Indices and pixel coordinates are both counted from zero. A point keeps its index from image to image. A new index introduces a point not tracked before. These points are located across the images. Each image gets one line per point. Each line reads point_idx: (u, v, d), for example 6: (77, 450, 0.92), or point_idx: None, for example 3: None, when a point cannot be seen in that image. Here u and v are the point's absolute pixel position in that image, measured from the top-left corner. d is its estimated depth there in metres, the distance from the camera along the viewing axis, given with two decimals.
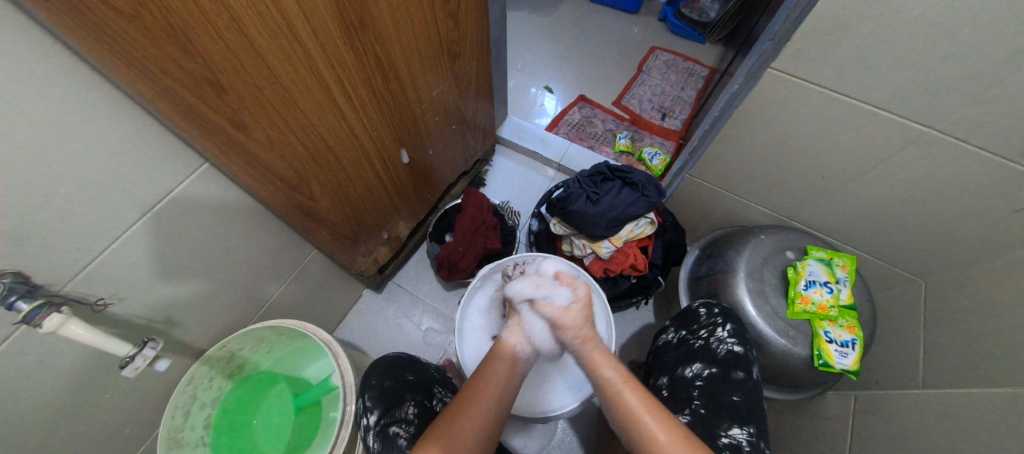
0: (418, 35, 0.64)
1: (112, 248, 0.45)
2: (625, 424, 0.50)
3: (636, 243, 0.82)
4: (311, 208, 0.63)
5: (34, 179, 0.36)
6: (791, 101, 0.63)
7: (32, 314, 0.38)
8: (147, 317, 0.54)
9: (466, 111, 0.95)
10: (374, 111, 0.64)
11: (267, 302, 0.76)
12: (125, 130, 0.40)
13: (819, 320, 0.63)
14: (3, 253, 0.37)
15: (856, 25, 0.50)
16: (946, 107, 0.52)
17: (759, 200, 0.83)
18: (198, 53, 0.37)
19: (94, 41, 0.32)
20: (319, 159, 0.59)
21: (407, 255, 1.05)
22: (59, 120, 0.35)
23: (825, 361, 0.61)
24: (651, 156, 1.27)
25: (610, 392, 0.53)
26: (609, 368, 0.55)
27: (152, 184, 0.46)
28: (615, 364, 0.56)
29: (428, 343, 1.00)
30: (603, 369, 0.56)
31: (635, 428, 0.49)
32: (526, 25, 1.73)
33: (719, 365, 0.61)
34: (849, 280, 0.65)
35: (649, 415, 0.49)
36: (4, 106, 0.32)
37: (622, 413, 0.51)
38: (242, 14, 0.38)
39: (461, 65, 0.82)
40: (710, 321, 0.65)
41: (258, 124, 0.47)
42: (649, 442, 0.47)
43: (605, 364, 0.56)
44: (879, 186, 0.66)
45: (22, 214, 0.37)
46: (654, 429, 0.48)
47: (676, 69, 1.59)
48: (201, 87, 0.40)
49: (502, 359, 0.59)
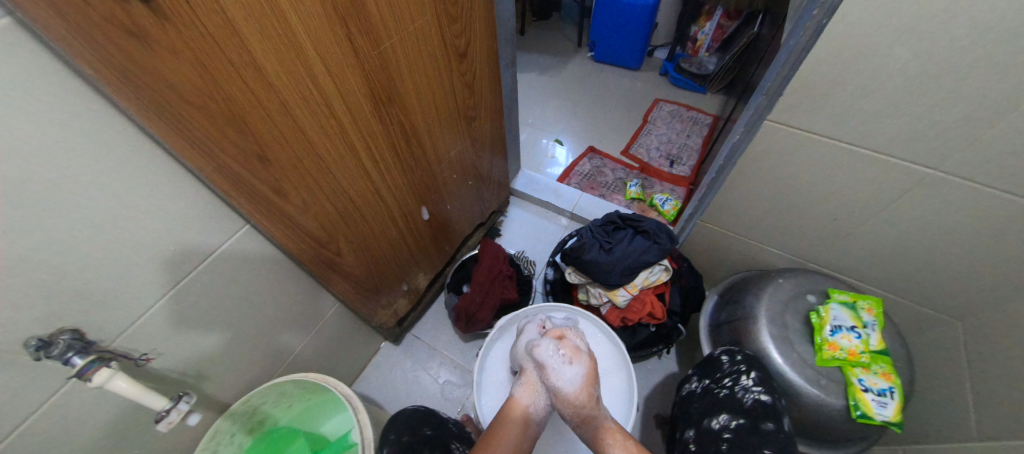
0: (438, 103, 0.71)
1: (159, 305, 0.49)
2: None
3: (652, 290, 0.83)
4: (337, 263, 0.67)
5: (102, 243, 0.41)
6: (791, 149, 0.66)
7: (84, 368, 0.41)
8: (180, 371, 0.57)
9: (481, 167, 1.02)
10: (398, 171, 0.69)
11: (291, 354, 0.78)
12: (182, 198, 0.46)
13: (851, 367, 0.61)
14: (67, 312, 0.41)
15: (841, 79, 0.54)
16: (946, 150, 0.54)
17: (775, 243, 0.83)
18: (250, 132, 0.43)
19: (169, 131, 0.38)
20: (347, 217, 0.63)
21: (424, 307, 1.06)
22: (130, 192, 0.41)
23: (865, 413, 0.58)
24: (663, 202, 1.30)
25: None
26: (617, 447, 0.58)
27: (199, 245, 0.50)
28: (621, 442, 0.58)
29: (445, 397, 0.98)
30: (610, 450, 0.58)
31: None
32: (536, 86, 1.86)
33: (747, 416, 0.58)
34: (877, 324, 0.63)
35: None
36: (88, 183, 0.38)
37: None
38: (289, 97, 0.45)
39: (477, 127, 0.90)
40: (733, 369, 0.64)
41: (295, 190, 0.53)
42: None
43: (613, 442, 0.59)
44: (895, 226, 0.66)
45: (88, 276, 0.41)
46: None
47: (680, 119, 1.67)
48: (249, 160, 0.45)
49: (514, 422, 0.62)
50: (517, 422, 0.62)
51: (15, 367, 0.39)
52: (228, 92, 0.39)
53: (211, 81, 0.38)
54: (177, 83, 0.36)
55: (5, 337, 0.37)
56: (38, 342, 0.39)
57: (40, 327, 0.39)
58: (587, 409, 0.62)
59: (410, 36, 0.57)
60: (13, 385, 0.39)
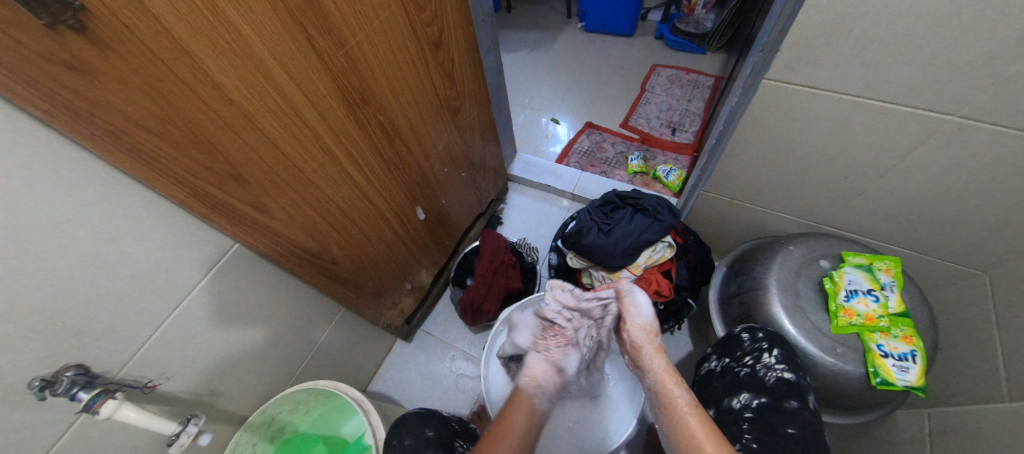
0: (417, 98, 0.69)
1: (158, 333, 0.50)
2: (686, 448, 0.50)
3: (657, 268, 0.80)
4: (334, 271, 0.67)
5: (90, 281, 0.41)
6: (793, 109, 0.62)
7: (91, 402, 0.42)
8: (192, 391, 0.58)
9: (473, 156, 0.99)
10: (384, 173, 0.68)
11: (317, 344, 0.80)
12: (166, 226, 0.46)
13: (869, 332, 0.58)
14: (68, 350, 0.42)
15: (844, 27, 0.49)
16: (964, 94, 0.49)
17: (783, 208, 0.79)
18: (220, 153, 0.43)
19: (133, 162, 0.37)
20: (337, 226, 0.63)
21: (432, 303, 1.07)
22: (109, 228, 0.41)
23: (885, 379, 0.55)
24: (666, 173, 1.27)
25: (671, 411, 0.54)
26: (680, 387, 0.57)
27: (189, 270, 0.50)
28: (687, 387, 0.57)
29: (461, 389, 1.00)
30: (675, 388, 0.57)
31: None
32: (527, 64, 1.80)
33: (769, 394, 0.56)
34: (895, 285, 0.60)
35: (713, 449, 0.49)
36: (65, 223, 0.38)
37: (683, 437, 0.51)
38: (255, 112, 0.44)
39: (463, 116, 0.87)
40: (754, 347, 0.61)
41: (277, 204, 0.52)
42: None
43: (675, 383, 0.57)
44: (912, 179, 0.62)
45: (80, 314, 0.42)
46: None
47: (680, 83, 1.59)
48: (225, 182, 0.45)
49: (524, 408, 0.57)
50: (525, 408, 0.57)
51: (22, 406, 0.40)
52: (188, 114, 0.38)
53: (167, 104, 0.36)
54: (132, 112, 0.35)
55: (8, 380, 0.38)
56: (42, 381, 0.40)
57: (42, 367, 0.40)
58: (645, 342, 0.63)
59: (376, 32, 0.55)
60: (25, 422, 0.41)
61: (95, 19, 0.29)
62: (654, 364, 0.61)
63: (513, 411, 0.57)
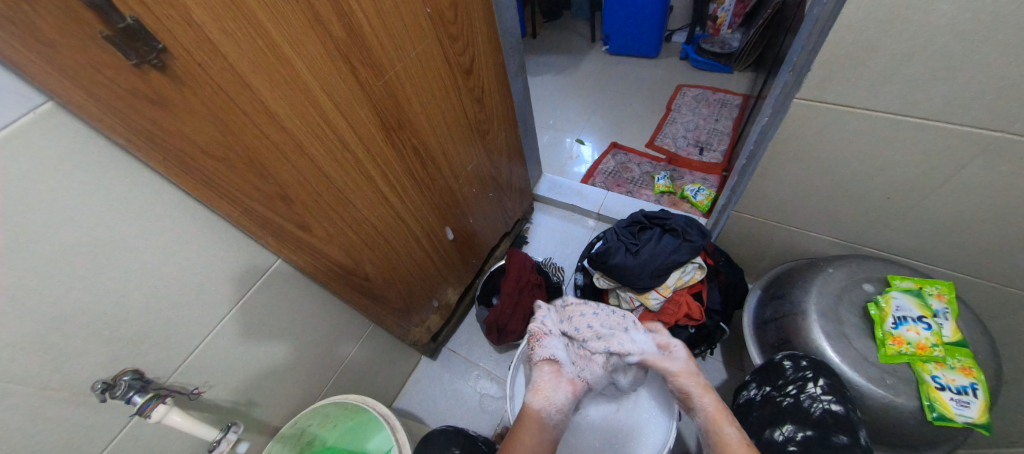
0: (448, 121, 0.72)
1: (206, 342, 0.53)
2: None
3: (687, 289, 0.79)
4: (367, 287, 0.70)
5: (151, 292, 0.45)
6: (828, 128, 0.60)
7: (143, 406, 0.45)
8: (231, 400, 0.61)
9: (500, 177, 1.01)
10: (416, 193, 0.71)
11: (345, 361, 0.82)
12: (218, 242, 0.50)
13: (923, 362, 0.54)
14: (128, 356, 0.45)
15: (879, 46, 0.48)
16: (1016, 110, 0.47)
17: (821, 229, 0.76)
18: (271, 176, 0.46)
19: (197, 185, 0.40)
20: (371, 243, 0.66)
21: (457, 321, 1.08)
22: (171, 244, 0.45)
23: (942, 414, 0.51)
24: (694, 193, 1.25)
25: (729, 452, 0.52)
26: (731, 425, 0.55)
27: (236, 283, 0.54)
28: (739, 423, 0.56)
29: (484, 410, 0.99)
30: (726, 425, 0.55)
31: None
32: (552, 87, 1.84)
33: (815, 427, 0.53)
34: (950, 312, 0.56)
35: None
36: (135, 239, 0.42)
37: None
38: (303, 137, 0.48)
39: (491, 139, 0.90)
40: (798, 375, 0.58)
41: (318, 223, 0.55)
42: None
43: (727, 421, 0.56)
44: (963, 199, 0.58)
45: (140, 323, 0.45)
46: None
47: (707, 103, 1.58)
48: (274, 202, 0.48)
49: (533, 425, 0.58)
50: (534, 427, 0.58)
51: (85, 406, 0.43)
52: (246, 140, 0.42)
53: (229, 132, 0.40)
54: (198, 140, 0.38)
55: (75, 382, 0.42)
56: (103, 385, 0.43)
57: (105, 370, 0.44)
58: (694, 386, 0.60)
59: (413, 62, 0.58)
60: (85, 422, 0.44)
61: (174, 58, 0.33)
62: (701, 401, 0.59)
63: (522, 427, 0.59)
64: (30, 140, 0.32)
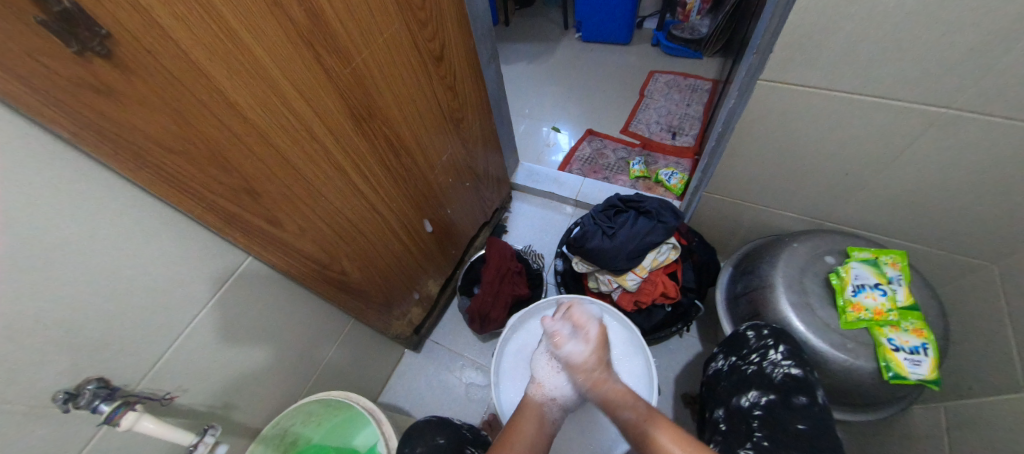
0: (421, 110, 0.71)
1: (175, 346, 0.51)
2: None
3: (663, 270, 0.81)
4: (344, 281, 0.68)
5: (109, 297, 0.43)
6: (790, 109, 0.62)
7: (112, 414, 0.43)
8: (207, 404, 0.59)
9: (476, 166, 1.01)
10: (390, 184, 0.70)
11: (326, 358, 0.81)
12: (182, 241, 0.47)
13: (879, 326, 0.58)
14: (89, 365, 0.43)
15: (835, 27, 0.50)
16: (958, 87, 0.50)
17: (786, 206, 0.80)
18: (235, 169, 0.44)
19: (155, 180, 0.38)
20: (346, 237, 0.64)
21: (440, 312, 1.08)
22: (130, 245, 0.42)
23: (897, 373, 0.55)
24: (668, 176, 1.28)
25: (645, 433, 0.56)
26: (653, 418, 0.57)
27: (203, 283, 0.52)
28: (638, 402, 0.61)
29: (471, 399, 0.99)
30: (630, 404, 0.62)
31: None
32: (527, 75, 1.83)
33: (777, 391, 0.56)
34: (902, 278, 0.60)
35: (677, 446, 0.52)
36: (88, 241, 0.39)
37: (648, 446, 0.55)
38: (267, 128, 0.46)
39: (466, 127, 0.89)
40: (760, 344, 0.61)
41: (289, 217, 0.53)
42: None
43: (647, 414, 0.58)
44: (912, 172, 0.62)
45: (100, 329, 0.43)
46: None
47: (678, 88, 1.61)
48: (240, 196, 0.46)
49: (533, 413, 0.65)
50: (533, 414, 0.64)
51: (45, 420, 0.41)
52: (205, 133, 0.40)
53: (186, 125, 0.38)
54: (152, 132, 0.36)
55: (33, 395, 0.39)
56: (65, 394, 0.41)
57: (65, 380, 0.42)
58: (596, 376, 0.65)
59: (381, 48, 0.57)
60: (46, 436, 0.42)
61: (120, 45, 0.31)
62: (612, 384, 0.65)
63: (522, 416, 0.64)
64: None
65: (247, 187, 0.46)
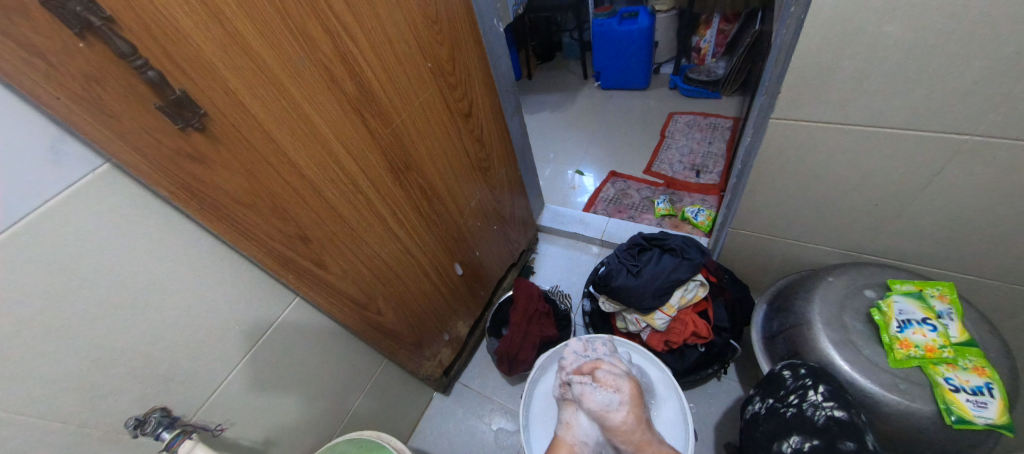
0: (451, 160, 0.77)
1: (228, 378, 0.56)
2: None
3: (692, 308, 0.80)
4: (379, 321, 0.72)
5: (180, 330, 0.48)
6: (806, 143, 0.64)
7: (171, 441, 0.47)
8: (250, 439, 0.62)
9: (503, 210, 1.06)
10: (423, 229, 0.75)
11: (358, 400, 0.83)
12: (243, 281, 0.54)
13: (933, 365, 0.54)
14: (156, 394, 0.48)
15: (836, 65, 0.53)
16: (976, 113, 0.51)
17: (818, 240, 0.78)
18: (292, 218, 0.51)
19: (228, 229, 0.45)
20: (383, 278, 0.69)
21: (469, 354, 1.08)
22: (201, 284, 0.49)
23: (961, 417, 0.50)
24: (694, 214, 1.28)
25: None
26: None
27: (257, 321, 0.57)
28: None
29: (500, 445, 0.97)
30: None
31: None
32: (550, 124, 1.94)
33: (821, 436, 0.52)
34: (954, 312, 0.57)
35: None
36: (170, 280, 0.46)
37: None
38: (321, 182, 0.53)
39: (493, 175, 0.95)
40: (798, 384, 0.58)
41: (333, 261, 0.59)
42: None
43: None
44: (946, 199, 0.60)
45: (170, 361, 0.48)
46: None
47: (699, 128, 1.65)
48: (294, 241, 0.53)
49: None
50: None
51: (117, 444, 0.46)
52: (270, 188, 0.47)
53: (256, 181, 0.45)
54: (229, 188, 0.43)
55: (109, 420, 0.44)
56: (135, 421, 0.46)
57: (137, 407, 0.46)
58: (639, 436, 0.63)
59: (417, 110, 0.65)
60: None
61: (213, 121, 0.39)
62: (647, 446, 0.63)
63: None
64: (89, 196, 0.37)
65: (299, 234, 0.52)
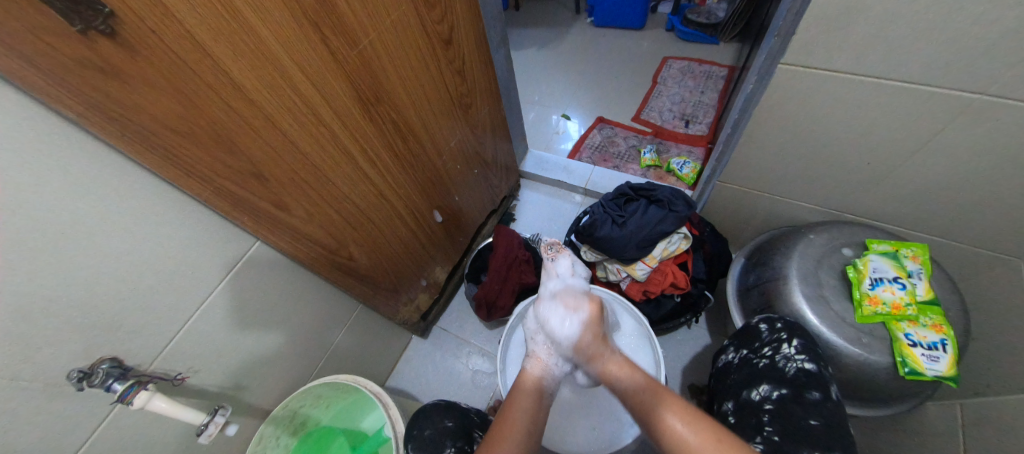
0: (428, 93, 0.69)
1: (188, 327, 0.52)
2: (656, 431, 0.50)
3: (673, 260, 0.80)
4: (352, 267, 0.68)
5: (119, 278, 0.43)
6: (811, 94, 0.60)
7: (124, 393, 0.44)
8: (218, 385, 0.60)
9: (485, 153, 1.00)
10: (397, 170, 0.69)
11: (333, 344, 0.82)
12: (192, 223, 0.48)
13: (897, 321, 0.57)
14: (101, 345, 0.44)
15: (862, 6, 0.47)
16: (993, 71, 0.48)
17: (803, 197, 0.77)
18: (242, 153, 0.44)
19: (163, 163, 0.38)
20: (354, 223, 0.64)
21: (447, 299, 1.09)
22: (140, 226, 0.43)
23: (914, 369, 0.54)
24: (680, 165, 1.25)
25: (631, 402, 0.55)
26: (625, 377, 0.57)
27: (216, 267, 0.52)
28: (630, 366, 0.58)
29: (477, 385, 1.00)
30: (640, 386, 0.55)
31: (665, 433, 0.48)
32: (537, 62, 1.80)
33: (790, 386, 0.55)
34: (923, 272, 0.59)
35: (672, 413, 0.50)
36: (100, 223, 0.39)
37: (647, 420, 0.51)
38: (275, 112, 0.45)
39: (474, 114, 0.88)
40: (773, 337, 0.60)
41: (295, 202, 0.53)
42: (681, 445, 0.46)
43: (621, 374, 0.58)
44: (938, 161, 0.60)
45: (113, 311, 0.44)
46: (684, 430, 0.47)
47: (692, 75, 1.57)
48: (247, 180, 0.46)
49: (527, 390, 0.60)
50: (529, 393, 0.60)
51: (62, 396, 0.42)
52: (212, 116, 0.39)
53: (193, 107, 0.38)
54: (160, 114, 0.36)
55: (48, 373, 0.40)
56: (79, 373, 0.42)
57: (79, 360, 0.42)
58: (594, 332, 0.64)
59: (388, 30, 0.55)
60: (64, 411, 0.43)
61: (124, 24, 0.30)
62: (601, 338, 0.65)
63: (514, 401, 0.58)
64: None
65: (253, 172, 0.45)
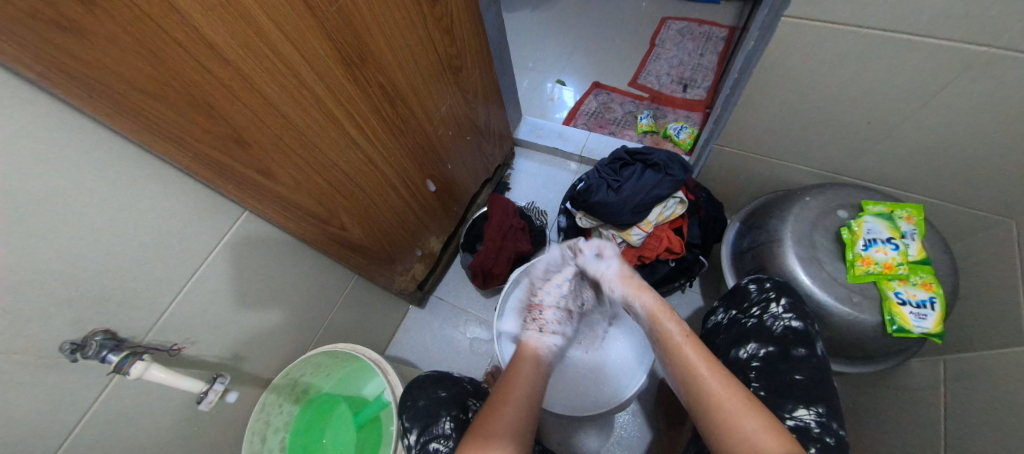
0: (415, 53, 0.65)
1: (181, 298, 0.52)
2: (684, 374, 0.49)
3: (668, 225, 0.80)
4: (344, 236, 0.68)
5: (104, 250, 0.42)
6: (814, 50, 0.57)
7: (120, 363, 0.44)
8: (217, 355, 0.61)
9: (477, 119, 0.96)
10: (386, 136, 0.66)
11: (331, 314, 0.82)
12: (174, 193, 0.46)
13: (887, 280, 0.57)
14: (92, 318, 0.43)
15: None
16: (1004, 22, 0.46)
17: (800, 160, 0.76)
18: (221, 116, 0.42)
19: (135, 125, 0.36)
20: (344, 191, 0.62)
21: (443, 268, 1.09)
22: (119, 196, 0.41)
23: (901, 326, 0.55)
24: (677, 131, 1.23)
25: (669, 344, 0.52)
26: (672, 320, 0.54)
27: (204, 238, 0.51)
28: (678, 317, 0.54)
29: (475, 351, 1.03)
30: (667, 322, 0.54)
31: (694, 383, 0.47)
32: (530, 25, 1.72)
33: (777, 344, 0.56)
34: (917, 233, 0.59)
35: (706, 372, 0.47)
36: (75, 193, 0.38)
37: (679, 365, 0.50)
38: (253, 73, 0.42)
39: (465, 77, 0.84)
40: (762, 297, 0.61)
41: (281, 169, 0.51)
42: (708, 395, 0.46)
43: (667, 317, 0.55)
44: (940, 120, 0.58)
45: (100, 283, 0.43)
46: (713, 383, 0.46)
47: (691, 37, 1.51)
48: (228, 145, 0.44)
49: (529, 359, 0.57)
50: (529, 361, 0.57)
51: (57, 368, 0.42)
52: (184, 76, 0.37)
53: (162, 67, 0.35)
54: (129, 74, 0.33)
55: (39, 346, 0.40)
56: (72, 345, 0.42)
57: (71, 332, 0.42)
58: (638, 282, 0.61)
59: None
60: (61, 383, 0.43)
61: None
62: (640, 303, 0.58)
63: (514, 375, 0.55)
64: None
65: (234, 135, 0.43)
